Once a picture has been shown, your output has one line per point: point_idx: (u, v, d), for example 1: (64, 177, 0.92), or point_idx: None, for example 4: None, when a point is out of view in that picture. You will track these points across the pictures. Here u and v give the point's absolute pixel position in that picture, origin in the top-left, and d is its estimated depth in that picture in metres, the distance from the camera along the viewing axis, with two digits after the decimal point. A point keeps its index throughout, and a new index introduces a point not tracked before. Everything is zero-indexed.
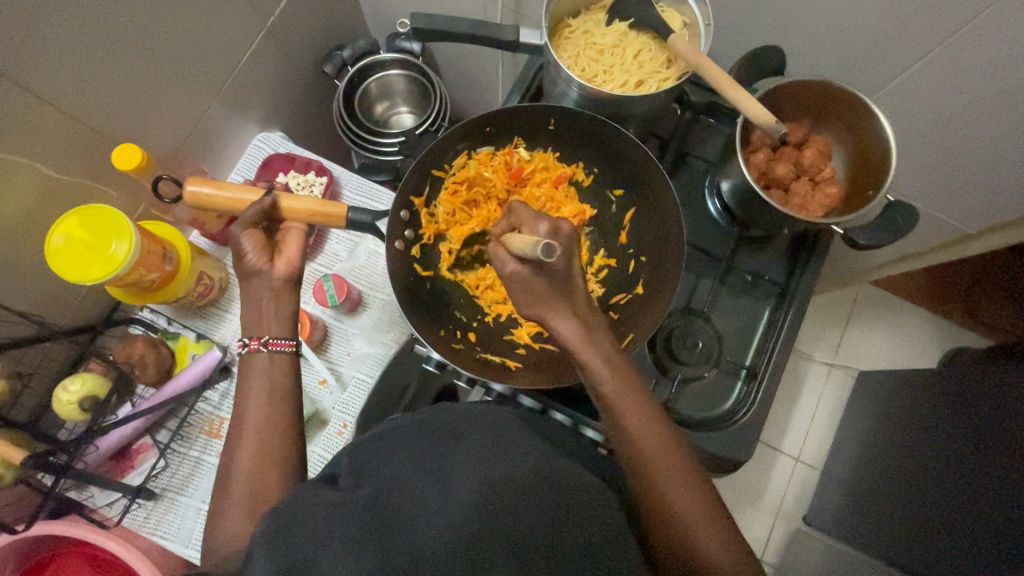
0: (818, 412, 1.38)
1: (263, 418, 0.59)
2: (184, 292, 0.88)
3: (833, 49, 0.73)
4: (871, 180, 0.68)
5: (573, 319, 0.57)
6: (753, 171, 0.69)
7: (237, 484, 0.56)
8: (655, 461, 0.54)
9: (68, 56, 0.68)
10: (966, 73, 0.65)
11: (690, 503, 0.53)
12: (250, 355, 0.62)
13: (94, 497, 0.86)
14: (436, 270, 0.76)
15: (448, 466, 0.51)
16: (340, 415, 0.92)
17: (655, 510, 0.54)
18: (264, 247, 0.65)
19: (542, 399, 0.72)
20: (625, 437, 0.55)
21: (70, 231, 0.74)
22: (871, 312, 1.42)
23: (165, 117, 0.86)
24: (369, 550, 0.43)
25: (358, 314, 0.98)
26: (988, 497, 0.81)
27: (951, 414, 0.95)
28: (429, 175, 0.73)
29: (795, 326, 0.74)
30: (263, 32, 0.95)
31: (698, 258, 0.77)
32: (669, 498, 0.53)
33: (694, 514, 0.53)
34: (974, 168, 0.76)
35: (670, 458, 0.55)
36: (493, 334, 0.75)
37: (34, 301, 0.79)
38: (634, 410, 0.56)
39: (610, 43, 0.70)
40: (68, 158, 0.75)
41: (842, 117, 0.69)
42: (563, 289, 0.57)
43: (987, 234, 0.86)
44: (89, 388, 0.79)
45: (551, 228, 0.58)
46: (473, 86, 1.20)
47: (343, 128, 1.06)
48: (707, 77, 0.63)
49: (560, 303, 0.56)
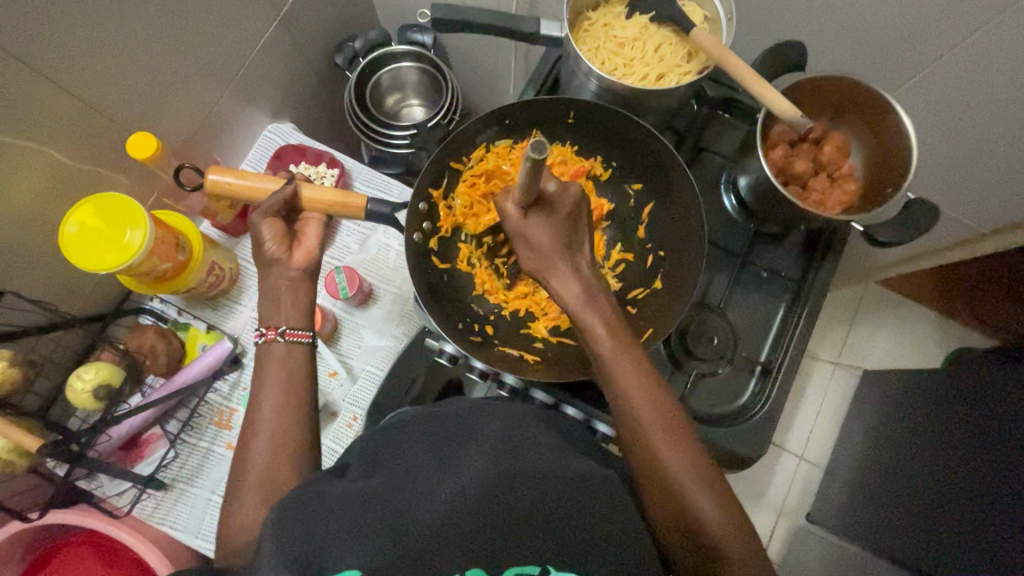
0: (823, 410, 1.38)
1: (280, 409, 0.59)
2: (196, 282, 0.88)
3: (852, 46, 0.72)
4: (890, 176, 0.68)
5: (576, 282, 0.59)
6: (772, 167, 0.68)
7: (253, 472, 0.56)
8: (661, 438, 0.54)
9: (84, 43, 0.68)
10: (988, 72, 0.65)
11: (694, 477, 0.53)
12: (266, 344, 0.62)
13: (103, 487, 0.85)
14: (452, 263, 0.76)
15: (469, 456, 0.51)
16: (351, 407, 0.92)
17: (657, 484, 0.54)
18: (284, 237, 0.65)
19: (556, 393, 0.73)
20: (631, 410, 0.55)
21: (85, 219, 0.73)
22: (878, 312, 1.42)
23: (177, 106, 0.85)
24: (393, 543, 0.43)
25: (369, 307, 0.98)
26: (997, 497, 0.81)
27: (958, 413, 0.95)
28: (447, 166, 0.73)
29: (810, 323, 0.74)
30: (277, 22, 0.95)
31: (714, 253, 0.77)
32: (668, 464, 0.53)
33: (695, 488, 0.52)
34: (990, 167, 0.76)
35: (676, 431, 0.54)
36: (510, 328, 0.75)
37: (47, 289, 0.78)
38: (635, 381, 0.56)
39: (631, 36, 0.70)
40: (81, 146, 0.75)
41: (862, 113, 0.68)
42: (567, 248, 0.60)
43: (1000, 234, 0.86)
44: (102, 377, 0.79)
45: (561, 185, 0.59)
46: (484, 79, 1.19)
47: (354, 120, 1.05)
48: (729, 71, 0.63)
49: (563, 262, 0.60)
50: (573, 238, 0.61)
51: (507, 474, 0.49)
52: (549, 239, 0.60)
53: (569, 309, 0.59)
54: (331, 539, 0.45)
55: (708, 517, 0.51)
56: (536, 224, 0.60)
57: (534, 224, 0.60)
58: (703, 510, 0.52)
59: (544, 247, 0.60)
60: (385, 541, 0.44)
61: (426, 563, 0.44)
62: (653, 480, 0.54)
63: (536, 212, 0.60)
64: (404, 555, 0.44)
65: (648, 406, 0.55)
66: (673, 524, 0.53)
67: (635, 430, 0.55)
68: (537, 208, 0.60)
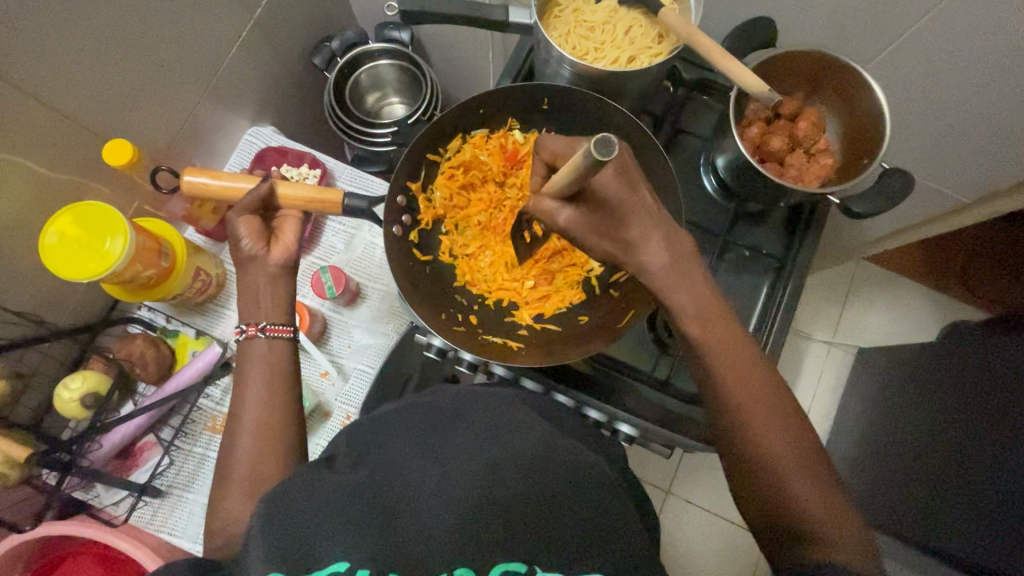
0: (819, 390, 1.39)
1: (263, 407, 0.59)
2: (182, 289, 0.88)
3: (823, 20, 0.73)
4: (866, 148, 0.68)
5: (659, 253, 0.55)
6: (748, 145, 0.68)
7: (240, 470, 0.57)
8: (745, 412, 0.54)
9: (55, 52, 0.67)
10: (956, 40, 0.66)
11: (780, 445, 0.53)
12: (247, 340, 0.62)
13: (100, 497, 0.86)
14: (434, 256, 0.76)
15: (454, 454, 0.52)
16: (344, 407, 0.92)
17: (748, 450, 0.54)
18: (260, 233, 0.65)
19: (544, 379, 0.73)
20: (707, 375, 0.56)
21: (64, 228, 0.73)
22: (869, 289, 1.43)
23: (154, 112, 0.85)
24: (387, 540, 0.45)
25: (357, 306, 0.98)
26: (995, 466, 0.81)
27: (955, 385, 0.95)
28: (425, 159, 0.73)
29: (795, 298, 0.74)
30: (251, 24, 0.94)
31: (695, 234, 0.78)
32: (756, 428, 0.53)
33: (785, 458, 0.53)
34: (966, 137, 0.77)
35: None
36: (493, 317, 0.75)
37: (31, 301, 0.78)
38: None
39: (601, 19, 0.71)
40: (57, 156, 0.74)
41: (835, 87, 0.68)
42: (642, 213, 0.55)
43: (981, 203, 0.87)
44: (90, 384, 0.80)
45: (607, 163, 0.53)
46: (464, 74, 1.19)
47: (335, 120, 1.04)
48: (699, 51, 0.63)
49: (636, 236, 0.55)
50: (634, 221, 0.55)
51: (493, 464, 0.51)
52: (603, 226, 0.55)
53: (651, 282, 0.56)
54: (322, 530, 0.45)
55: (790, 480, 0.52)
56: (588, 212, 0.55)
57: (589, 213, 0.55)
58: (794, 486, 0.52)
59: (610, 228, 0.55)
60: (374, 534, 0.45)
61: (419, 562, 0.45)
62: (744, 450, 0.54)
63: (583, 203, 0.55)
64: (396, 550, 0.45)
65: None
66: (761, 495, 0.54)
67: (711, 389, 0.56)
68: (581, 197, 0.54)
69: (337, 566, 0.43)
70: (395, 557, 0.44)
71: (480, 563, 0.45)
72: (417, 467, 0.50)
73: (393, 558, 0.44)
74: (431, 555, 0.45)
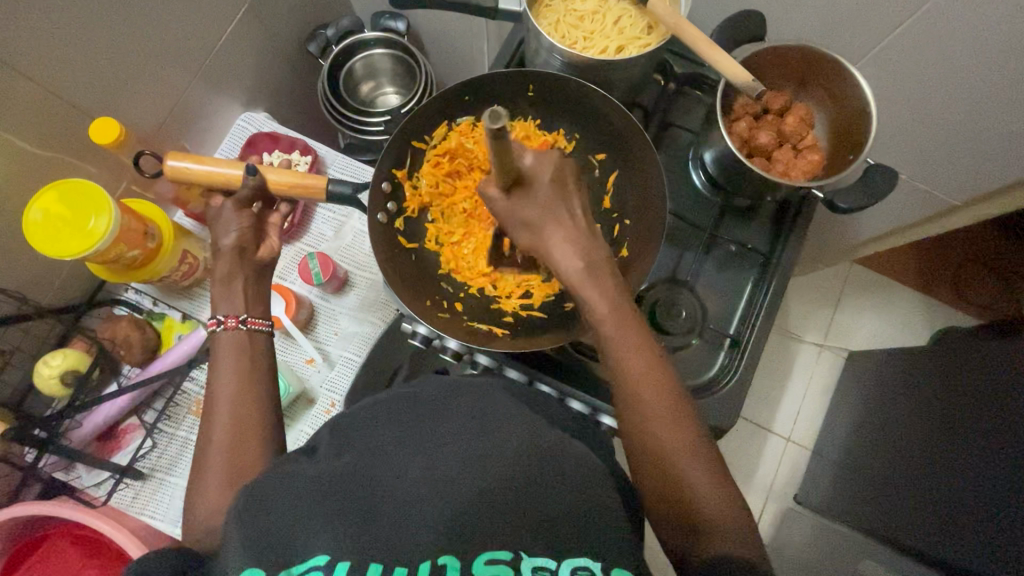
0: (809, 392, 1.39)
1: (238, 391, 0.59)
2: (167, 272, 0.87)
3: (814, 14, 0.73)
4: (852, 143, 0.68)
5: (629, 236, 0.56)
6: (735, 139, 0.69)
7: (216, 452, 0.57)
8: None
9: (45, 29, 0.68)
10: (941, 41, 0.67)
11: None
12: (224, 333, 0.62)
13: (81, 478, 0.86)
14: (420, 245, 0.76)
15: (433, 441, 0.52)
16: (328, 394, 0.92)
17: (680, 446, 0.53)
18: (250, 227, 0.66)
19: (530, 369, 0.73)
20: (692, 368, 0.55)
21: (49, 206, 0.73)
22: (861, 293, 1.42)
23: (145, 94, 0.85)
24: (365, 526, 0.45)
25: (344, 294, 0.98)
26: (983, 468, 0.81)
27: (945, 389, 0.95)
28: (409, 146, 0.73)
29: (779, 295, 0.74)
30: (246, 8, 0.94)
31: (682, 229, 0.78)
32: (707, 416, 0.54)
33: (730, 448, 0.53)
34: (954, 140, 0.77)
35: (653, 403, 0.53)
36: (479, 305, 0.75)
37: (14, 278, 0.78)
38: (624, 350, 0.55)
39: (590, 9, 0.71)
40: (45, 133, 0.74)
41: (825, 82, 0.68)
42: (560, 215, 0.57)
43: (970, 205, 0.87)
44: (70, 362, 0.80)
45: (539, 155, 0.57)
46: (459, 64, 1.19)
47: (328, 108, 1.04)
48: (686, 41, 0.63)
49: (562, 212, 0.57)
50: (556, 206, 0.57)
51: (472, 454, 0.51)
52: (540, 208, 0.57)
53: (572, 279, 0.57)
54: (298, 519, 0.46)
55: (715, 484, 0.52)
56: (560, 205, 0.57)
57: (518, 203, 0.57)
58: None
59: (534, 221, 0.57)
60: (353, 524, 0.46)
61: (393, 548, 0.45)
62: (654, 452, 0.54)
63: (517, 191, 0.57)
64: (375, 543, 0.45)
65: (647, 381, 0.54)
66: (671, 493, 0.53)
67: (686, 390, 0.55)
68: (518, 187, 0.57)
69: (317, 561, 0.43)
70: (374, 547, 0.45)
71: (463, 557, 0.45)
72: (398, 450, 0.52)
73: (369, 545, 0.45)
74: (409, 551, 0.45)
